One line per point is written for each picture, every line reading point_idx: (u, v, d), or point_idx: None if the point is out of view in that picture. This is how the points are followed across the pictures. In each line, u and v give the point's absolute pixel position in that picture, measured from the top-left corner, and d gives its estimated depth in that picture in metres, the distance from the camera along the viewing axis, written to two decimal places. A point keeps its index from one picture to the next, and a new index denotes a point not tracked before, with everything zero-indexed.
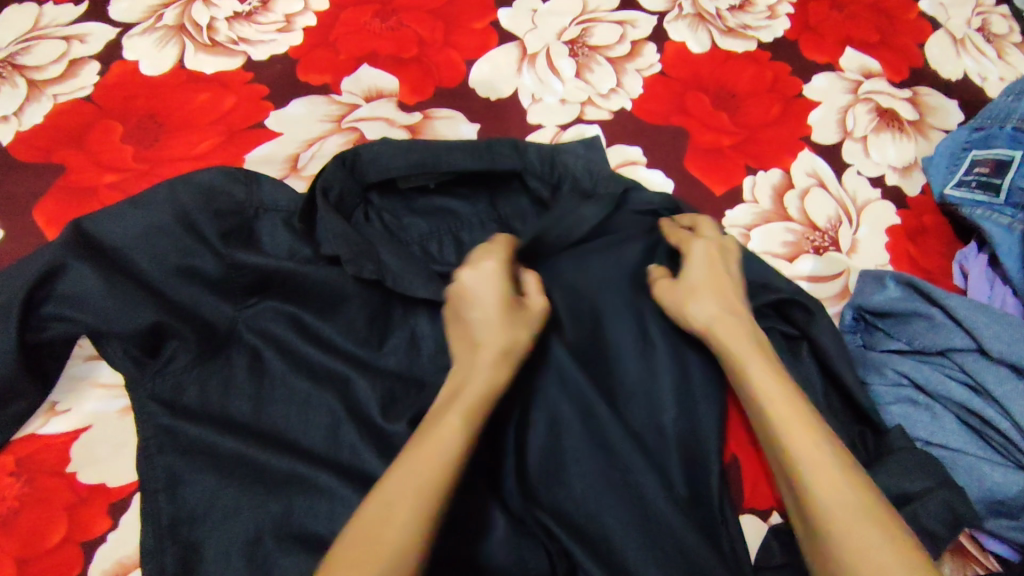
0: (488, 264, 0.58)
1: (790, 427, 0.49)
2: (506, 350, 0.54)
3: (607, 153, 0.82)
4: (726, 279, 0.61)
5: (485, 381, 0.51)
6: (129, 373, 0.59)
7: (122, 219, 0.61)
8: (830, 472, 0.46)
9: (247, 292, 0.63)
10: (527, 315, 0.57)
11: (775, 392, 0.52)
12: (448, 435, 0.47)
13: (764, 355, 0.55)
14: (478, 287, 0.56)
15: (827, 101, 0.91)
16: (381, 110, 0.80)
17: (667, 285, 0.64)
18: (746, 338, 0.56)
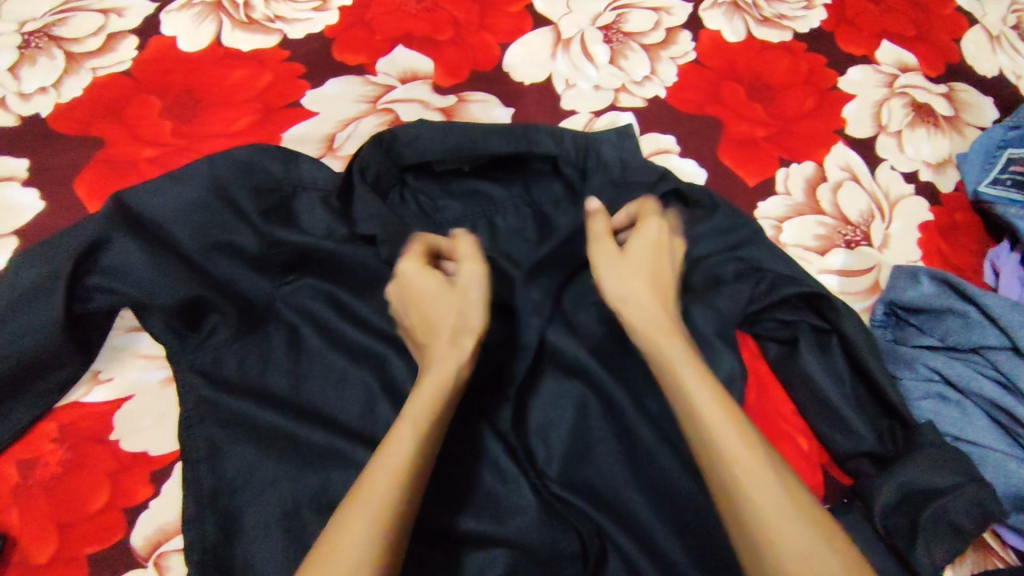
0: (408, 265, 0.58)
1: (711, 426, 0.44)
2: (457, 340, 0.53)
3: (640, 141, 0.82)
4: (657, 262, 0.58)
5: (438, 376, 0.51)
6: (169, 344, 0.60)
7: (161, 192, 0.61)
8: (756, 473, 0.42)
9: (285, 268, 0.64)
10: (461, 296, 0.55)
11: (697, 385, 0.47)
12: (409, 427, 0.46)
13: (686, 346, 0.50)
14: (412, 284, 0.57)
15: (862, 94, 0.90)
16: (416, 92, 0.80)
17: (606, 254, 0.57)
18: (667, 329, 0.52)
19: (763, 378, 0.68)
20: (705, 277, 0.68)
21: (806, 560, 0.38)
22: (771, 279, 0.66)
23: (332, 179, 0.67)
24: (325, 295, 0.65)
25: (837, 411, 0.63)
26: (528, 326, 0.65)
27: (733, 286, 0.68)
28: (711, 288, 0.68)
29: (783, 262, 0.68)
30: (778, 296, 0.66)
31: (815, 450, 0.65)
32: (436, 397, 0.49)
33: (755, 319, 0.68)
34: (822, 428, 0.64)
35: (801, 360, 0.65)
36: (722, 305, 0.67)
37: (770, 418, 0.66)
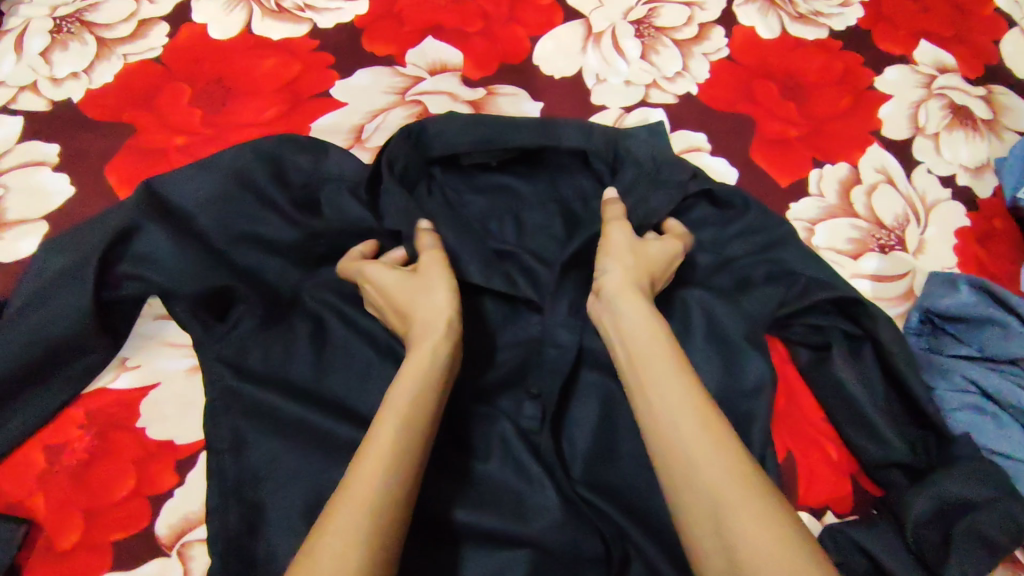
0: (375, 266, 0.60)
1: (679, 408, 0.45)
2: (439, 326, 0.53)
3: (671, 138, 0.81)
4: (659, 261, 0.61)
5: (421, 362, 0.50)
6: (197, 334, 0.60)
7: (192, 182, 0.63)
8: (719, 454, 0.42)
9: (315, 261, 0.65)
10: (426, 279, 0.57)
11: (670, 370, 0.47)
12: (395, 415, 0.46)
13: (664, 334, 0.51)
14: (381, 282, 0.59)
15: (899, 95, 0.88)
16: (445, 84, 0.79)
17: (621, 230, 0.61)
18: (646, 315, 0.52)
19: (792, 383, 0.66)
20: (735, 278, 0.68)
21: (753, 523, 0.38)
22: (804, 284, 0.65)
23: (361, 173, 0.68)
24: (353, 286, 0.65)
25: (865, 418, 0.62)
26: (552, 328, 0.61)
27: (765, 288, 0.66)
28: (741, 290, 0.67)
29: (811, 264, 0.67)
30: (810, 302, 0.64)
31: (844, 459, 0.63)
32: (420, 383, 0.49)
33: (785, 324, 0.67)
34: (852, 436, 0.63)
35: (832, 367, 0.64)
36: (755, 310, 0.65)
37: (799, 425, 0.64)
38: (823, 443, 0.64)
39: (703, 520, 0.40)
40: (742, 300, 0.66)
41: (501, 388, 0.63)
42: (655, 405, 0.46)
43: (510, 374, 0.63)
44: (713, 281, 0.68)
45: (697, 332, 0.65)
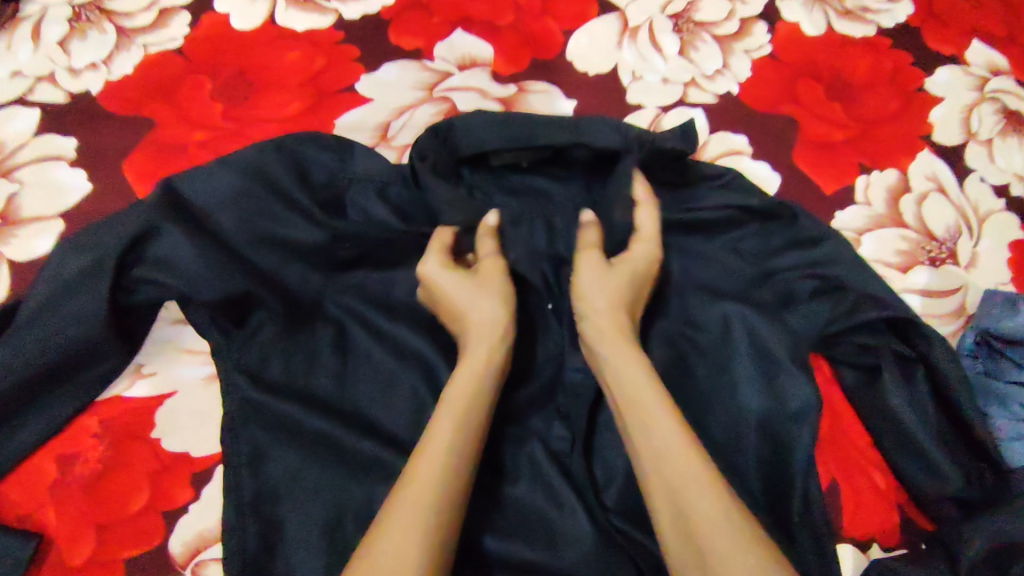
0: (432, 261, 0.59)
1: (666, 448, 0.46)
2: (491, 330, 0.55)
3: (710, 141, 0.77)
4: (630, 286, 0.58)
5: (473, 372, 0.51)
6: (214, 341, 0.57)
7: (211, 179, 0.59)
8: (705, 493, 0.44)
9: (341, 264, 0.62)
10: (485, 285, 0.57)
11: (656, 408, 0.49)
12: (447, 427, 0.47)
13: (646, 368, 0.52)
14: (436, 281, 0.58)
15: (951, 97, 0.83)
16: (474, 80, 0.76)
17: (589, 264, 0.59)
18: (626, 348, 0.53)
19: (835, 406, 0.64)
20: (778, 290, 0.65)
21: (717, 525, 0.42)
22: (852, 300, 0.61)
23: (389, 170, 0.64)
24: (380, 290, 0.62)
25: (917, 445, 0.59)
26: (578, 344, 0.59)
27: (810, 303, 0.63)
28: (784, 305, 0.64)
29: (857, 273, 0.63)
30: (859, 319, 0.61)
31: (891, 487, 0.61)
32: (473, 392, 0.50)
33: (832, 340, 0.63)
34: (901, 464, 0.60)
35: (881, 389, 0.60)
36: (796, 324, 0.63)
37: (843, 450, 0.62)
38: (869, 471, 0.62)
39: (687, 556, 0.43)
40: (784, 315, 0.63)
41: (531, 404, 0.60)
42: (643, 442, 0.48)
43: (540, 389, 0.60)
44: (752, 291, 0.65)
45: (737, 348, 0.62)
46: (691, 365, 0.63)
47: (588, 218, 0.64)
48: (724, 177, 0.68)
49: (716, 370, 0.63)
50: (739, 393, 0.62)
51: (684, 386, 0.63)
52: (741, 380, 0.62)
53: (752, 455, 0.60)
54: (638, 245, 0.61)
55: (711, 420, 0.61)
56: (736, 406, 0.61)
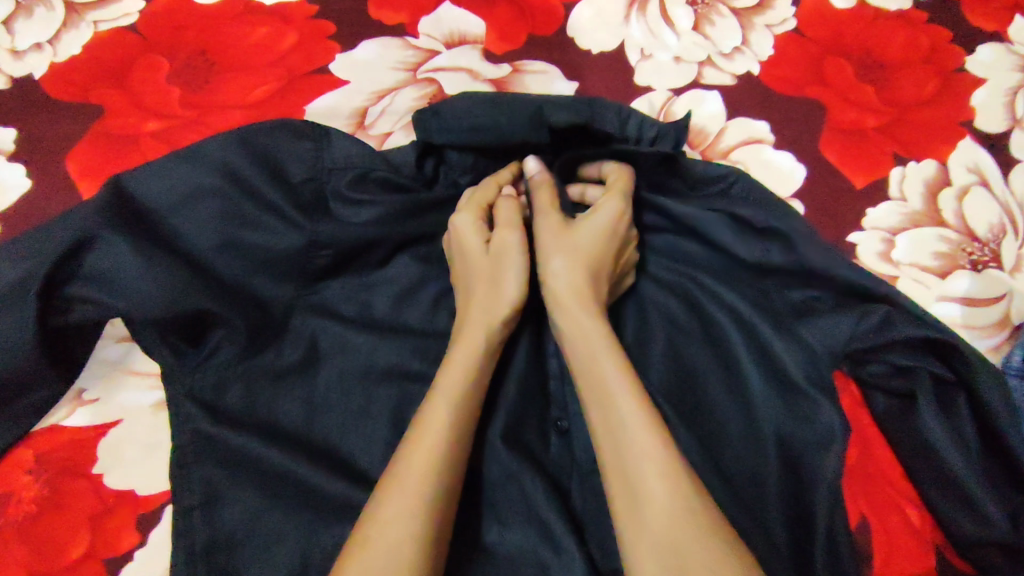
0: (465, 217, 0.55)
1: (624, 429, 0.42)
2: (465, 374, 0.47)
3: (727, 127, 0.69)
4: (591, 241, 0.52)
5: (451, 415, 0.45)
6: (166, 362, 0.51)
7: (169, 178, 0.53)
8: (661, 477, 0.40)
9: (315, 275, 0.55)
10: (500, 253, 0.53)
11: (615, 386, 0.44)
12: (436, 449, 0.43)
13: (608, 338, 0.47)
14: (461, 237, 0.54)
15: (994, 79, 0.74)
16: (463, 59, 0.68)
17: (549, 223, 0.53)
18: (588, 318, 0.48)
19: (867, 432, 0.58)
20: (798, 300, 0.56)
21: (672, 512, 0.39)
22: (882, 313, 0.53)
23: (371, 156, 0.57)
24: (354, 303, 0.56)
25: (961, 487, 0.52)
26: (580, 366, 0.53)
27: (831, 317, 0.54)
28: (802, 317, 0.56)
29: (878, 281, 0.52)
30: (892, 337, 0.53)
31: (928, 526, 0.55)
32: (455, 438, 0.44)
33: (861, 360, 0.55)
34: (938, 502, 0.54)
35: (918, 419, 0.54)
36: (818, 340, 0.55)
37: (874, 484, 0.57)
38: (903, 507, 0.56)
39: (641, 546, 0.39)
40: (802, 329, 0.55)
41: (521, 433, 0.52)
42: (602, 423, 0.43)
43: (536, 414, 0.54)
44: (772, 302, 0.57)
45: (751, 370, 0.55)
46: (703, 386, 0.56)
47: (538, 175, 0.56)
48: (727, 179, 0.59)
49: (731, 392, 0.56)
50: (759, 418, 0.54)
51: (698, 410, 0.55)
52: (758, 403, 0.54)
53: (774, 486, 0.52)
54: (604, 202, 0.53)
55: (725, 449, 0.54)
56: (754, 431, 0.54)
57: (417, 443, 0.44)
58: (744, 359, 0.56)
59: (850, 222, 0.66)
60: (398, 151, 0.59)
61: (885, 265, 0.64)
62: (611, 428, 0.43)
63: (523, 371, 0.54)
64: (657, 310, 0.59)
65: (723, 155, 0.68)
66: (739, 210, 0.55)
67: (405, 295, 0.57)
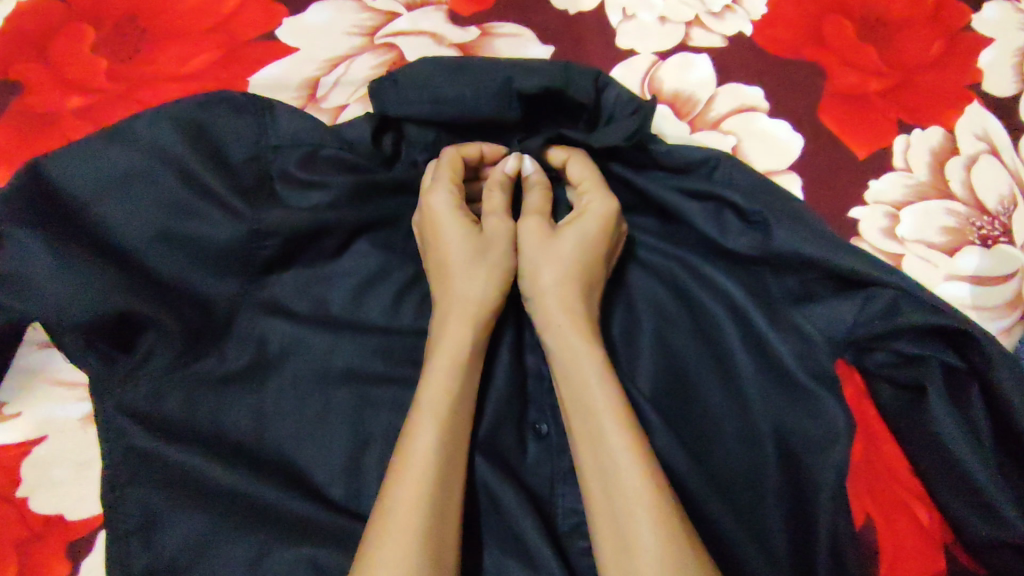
0: (443, 195, 0.50)
1: (615, 474, 0.40)
2: (449, 378, 0.44)
3: (717, 94, 0.63)
4: (579, 248, 0.48)
5: (438, 423, 0.42)
6: (91, 369, 0.45)
7: (92, 161, 0.46)
8: (654, 525, 0.38)
9: (263, 267, 0.49)
10: (489, 246, 0.50)
11: (603, 413, 0.42)
12: (424, 472, 0.40)
13: (600, 362, 0.44)
14: (439, 220, 0.50)
15: (1003, 38, 0.68)
16: (426, 22, 0.61)
17: (531, 227, 0.50)
18: (580, 340, 0.45)
19: (869, 423, 0.54)
20: (796, 284, 0.51)
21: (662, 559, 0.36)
22: (890, 297, 0.48)
23: (321, 131, 0.52)
24: (307, 298, 0.50)
25: (973, 486, 0.47)
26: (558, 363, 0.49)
27: (831, 303, 0.50)
28: (799, 304, 0.51)
29: (871, 266, 0.48)
30: (898, 324, 0.48)
31: (937, 525, 0.51)
32: (443, 450, 0.41)
33: (864, 348, 0.51)
34: (950, 502, 0.49)
35: (929, 413, 0.48)
36: (818, 328, 0.50)
37: (878, 480, 0.52)
38: (909, 503, 0.51)
39: None
40: (800, 316, 0.51)
41: (500, 437, 0.48)
42: (592, 465, 0.41)
43: (510, 421, 0.49)
44: (767, 287, 0.52)
45: (744, 362, 0.51)
46: (695, 381, 0.51)
47: (533, 176, 0.53)
48: (708, 165, 0.54)
49: (724, 387, 0.51)
50: (756, 415, 0.50)
51: (687, 407, 0.51)
52: (752, 399, 0.50)
53: (772, 489, 0.48)
54: (590, 200, 0.50)
55: (719, 448, 0.49)
56: (747, 428, 0.49)
57: (405, 474, 0.40)
58: (735, 351, 0.51)
59: (852, 196, 0.61)
60: (351, 124, 0.53)
61: (890, 243, 0.59)
62: (599, 463, 0.41)
63: (503, 371, 0.50)
64: (643, 300, 0.55)
65: (714, 126, 0.62)
66: (734, 197, 0.51)
67: (364, 287, 0.51)
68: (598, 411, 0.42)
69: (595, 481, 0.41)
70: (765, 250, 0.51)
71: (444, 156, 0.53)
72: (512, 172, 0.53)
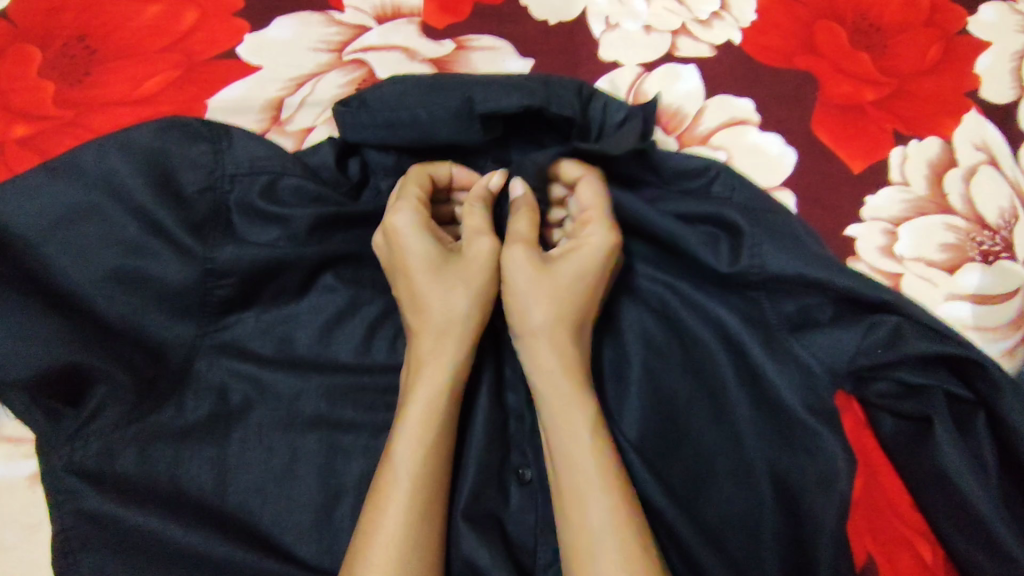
0: (406, 215, 0.46)
1: (601, 535, 0.38)
2: (423, 439, 0.41)
3: (706, 107, 0.60)
4: (571, 283, 0.45)
5: (412, 494, 0.40)
6: (37, 428, 0.41)
7: (37, 197, 0.43)
8: None
9: (219, 308, 0.46)
10: (469, 271, 0.46)
11: (595, 480, 0.40)
12: (395, 537, 0.38)
13: (589, 413, 0.42)
14: (406, 244, 0.46)
15: (1001, 42, 0.65)
16: (397, 36, 0.59)
17: (520, 259, 0.46)
18: (568, 388, 0.43)
19: (870, 456, 0.51)
20: (793, 310, 0.47)
21: None
22: (892, 322, 0.44)
23: (283, 158, 0.48)
24: (271, 339, 0.47)
25: (984, 529, 0.43)
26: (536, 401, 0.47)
27: (831, 331, 0.46)
28: (799, 331, 0.47)
29: (872, 286, 0.45)
30: (903, 354, 0.44)
31: (942, 564, 0.47)
32: (416, 524, 0.39)
33: (865, 377, 0.47)
34: (953, 538, 0.46)
35: (934, 446, 0.45)
36: (819, 360, 0.46)
37: (877, 514, 0.50)
38: (911, 539, 0.49)
39: None
40: (795, 346, 0.47)
41: (480, 484, 0.45)
42: (575, 522, 0.39)
43: (489, 467, 0.46)
44: (762, 314, 0.48)
45: (738, 397, 0.48)
46: (684, 417, 0.48)
47: (520, 195, 0.48)
48: (708, 173, 0.51)
49: (717, 423, 0.48)
50: (750, 452, 0.47)
51: (677, 444, 0.48)
52: (745, 436, 0.47)
53: (770, 533, 0.45)
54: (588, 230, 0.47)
55: (711, 487, 0.47)
56: (740, 468, 0.47)
57: (378, 553, 0.38)
58: (729, 385, 0.48)
59: (849, 213, 0.58)
60: (316, 151, 0.50)
61: (887, 262, 0.57)
62: (589, 531, 0.39)
63: (483, 415, 0.47)
64: (631, 331, 0.52)
65: (704, 140, 0.59)
66: (734, 216, 0.48)
67: (332, 324, 0.48)
68: (591, 477, 0.40)
69: (579, 547, 0.39)
70: (763, 275, 0.47)
71: (407, 174, 0.49)
72: (496, 187, 0.50)
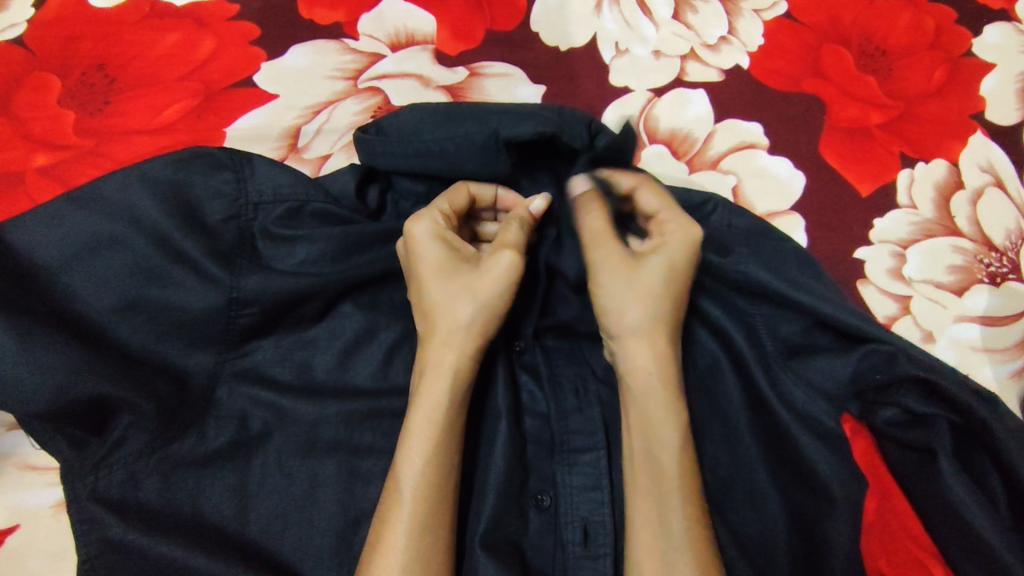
0: (428, 223, 0.47)
1: (676, 539, 0.40)
2: (427, 454, 0.42)
3: (717, 132, 0.61)
4: (665, 284, 0.45)
5: (414, 506, 0.41)
6: (62, 457, 0.42)
7: (61, 226, 0.43)
8: None
9: (241, 337, 0.46)
10: (478, 284, 0.46)
11: (674, 498, 0.41)
12: (399, 554, 0.39)
13: (674, 423, 0.43)
14: (424, 251, 0.47)
15: (1005, 64, 0.65)
16: (409, 63, 0.60)
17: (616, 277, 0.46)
18: (664, 403, 0.44)
19: (883, 476, 0.51)
20: (799, 335, 0.48)
21: None
22: (887, 349, 0.45)
23: (304, 185, 0.49)
24: (291, 366, 0.48)
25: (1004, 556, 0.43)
26: (588, 424, 0.48)
27: (828, 358, 0.47)
28: (799, 356, 0.48)
29: (852, 316, 0.45)
30: (898, 376, 0.44)
31: None
32: (422, 538, 0.40)
33: (871, 402, 0.47)
34: None
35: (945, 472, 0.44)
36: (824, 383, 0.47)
37: (892, 537, 0.49)
38: (924, 561, 0.48)
39: None
40: (799, 368, 0.48)
41: (499, 509, 0.46)
42: (649, 527, 0.41)
43: (508, 492, 0.46)
44: (757, 339, 0.48)
45: (754, 420, 0.48)
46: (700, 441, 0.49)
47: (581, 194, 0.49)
48: (707, 205, 0.53)
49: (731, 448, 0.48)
50: (766, 477, 0.47)
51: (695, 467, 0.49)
52: (760, 459, 0.48)
53: (787, 556, 0.45)
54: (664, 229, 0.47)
55: (728, 512, 0.47)
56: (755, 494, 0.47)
57: (382, 564, 0.39)
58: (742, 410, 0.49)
59: (858, 236, 0.59)
60: (336, 177, 0.51)
61: (897, 284, 0.57)
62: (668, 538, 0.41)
63: (502, 442, 0.47)
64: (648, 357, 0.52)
65: (713, 164, 0.60)
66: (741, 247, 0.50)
67: (350, 348, 0.49)
68: (663, 495, 0.42)
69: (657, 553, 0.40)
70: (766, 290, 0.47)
71: (450, 187, 0.50)
72: (538, 211, 0.50)
